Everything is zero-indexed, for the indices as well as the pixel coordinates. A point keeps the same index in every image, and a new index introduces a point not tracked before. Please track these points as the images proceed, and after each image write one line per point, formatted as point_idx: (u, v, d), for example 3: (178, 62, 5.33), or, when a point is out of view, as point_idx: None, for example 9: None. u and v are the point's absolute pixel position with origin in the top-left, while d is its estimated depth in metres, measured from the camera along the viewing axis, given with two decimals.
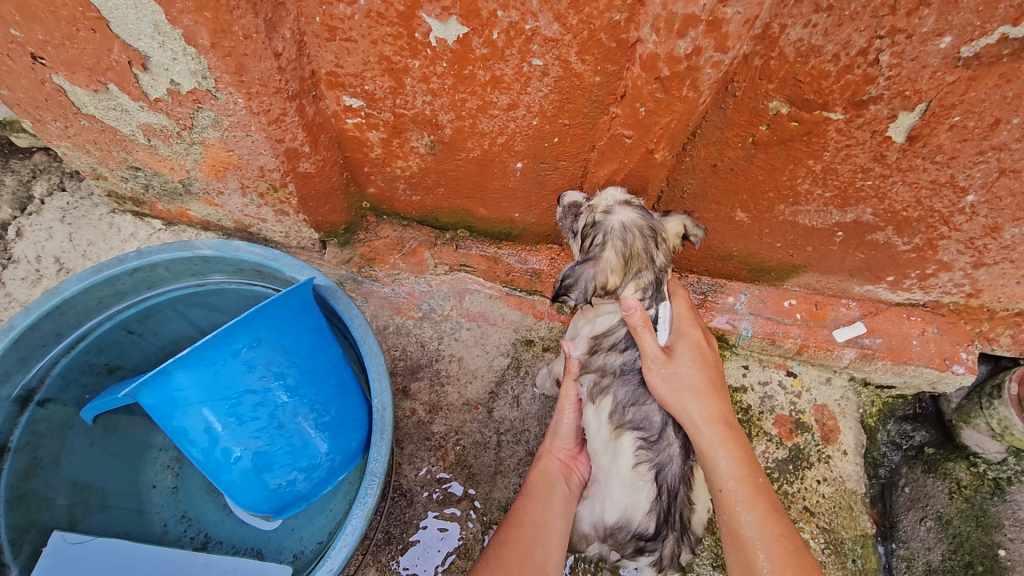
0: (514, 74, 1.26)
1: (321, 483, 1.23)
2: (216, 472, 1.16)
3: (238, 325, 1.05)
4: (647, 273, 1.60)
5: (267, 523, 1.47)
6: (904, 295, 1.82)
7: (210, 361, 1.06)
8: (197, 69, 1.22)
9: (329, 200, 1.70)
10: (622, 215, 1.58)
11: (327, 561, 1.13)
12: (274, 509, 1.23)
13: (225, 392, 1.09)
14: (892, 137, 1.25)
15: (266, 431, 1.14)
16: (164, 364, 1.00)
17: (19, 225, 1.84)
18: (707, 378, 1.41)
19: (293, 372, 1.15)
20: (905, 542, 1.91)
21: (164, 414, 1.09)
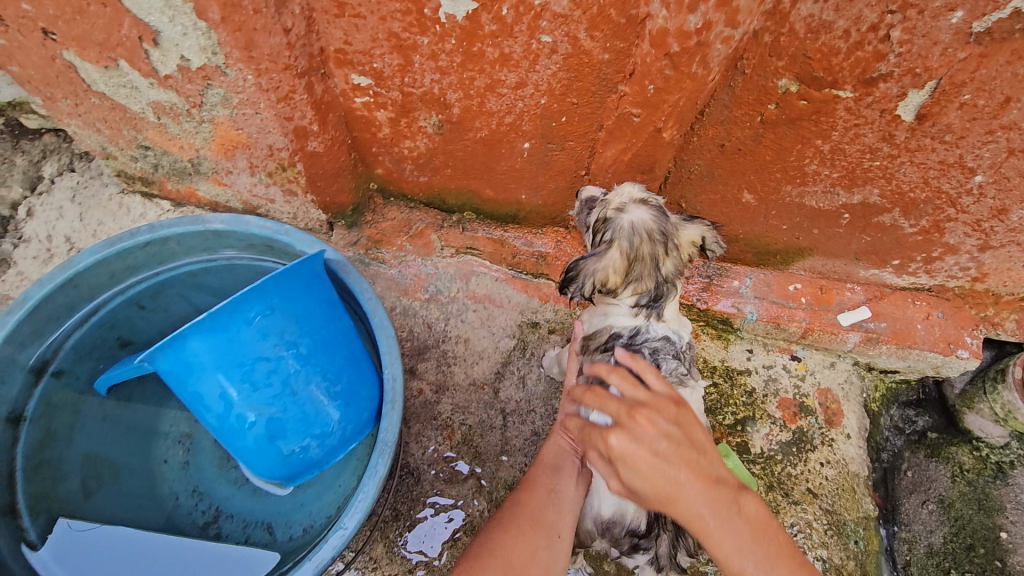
0: (523, 51, 1.26)
1: (333, 450, 1.26)
2: (230, 438, 1.18)
3: (250, 295, 1.06)
4: (649, 278, 1.56)
5: (282, 489, 1.50)
6: (909, 279, 1.83)
7: (225, 329, 1.07)
8: (207, 45, 1.22)
9: (338, 180, 1.71)
10: (633, 213, 1.56)
11: (341, 525, 1.15)
12: (287, 476, 1.25)
13: (239, 358, 1.11)
14: (900, 116, 1.25)
15: (279, 398, 1.16)
16: (180, 330, 1.01)
17: (30, 204, 1.86)
18: (662, 465, 1.07)
19: (305, 342, 1.16)
20: (907, 525, 1.91)
21: (178, 379, 1.10)
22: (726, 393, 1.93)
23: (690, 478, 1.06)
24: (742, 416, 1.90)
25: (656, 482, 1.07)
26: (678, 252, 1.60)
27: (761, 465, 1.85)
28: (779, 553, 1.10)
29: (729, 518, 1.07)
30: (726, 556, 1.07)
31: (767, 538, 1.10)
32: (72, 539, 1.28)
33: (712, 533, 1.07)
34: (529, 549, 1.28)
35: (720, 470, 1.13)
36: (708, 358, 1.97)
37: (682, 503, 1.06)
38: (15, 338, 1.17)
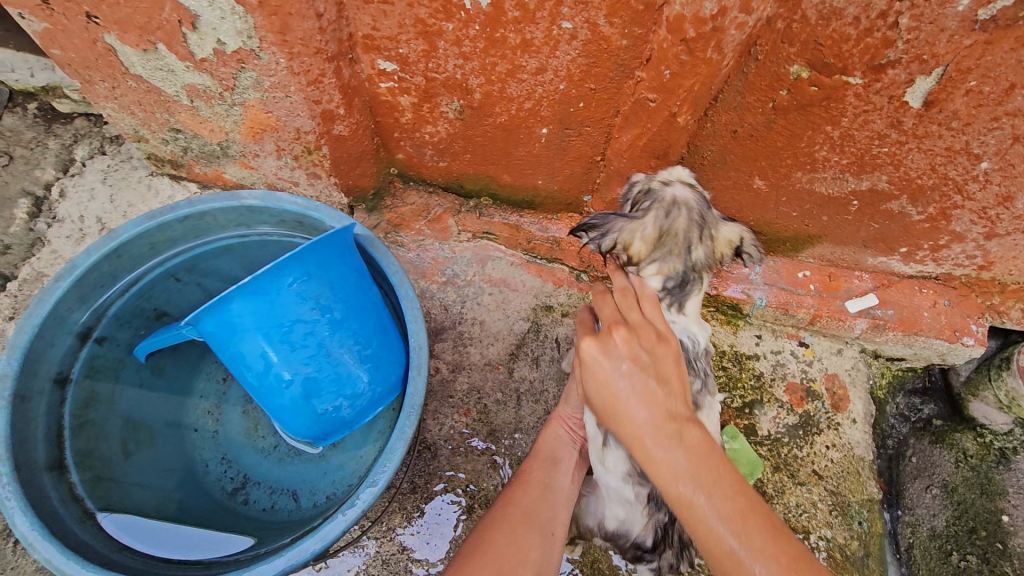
0: (544, 37, 1.31)
1: (363, 411, 1.31)
2: (268, 397, 1.25)
3: (289, 260, 1.12)
4: (676, 259, 1.58)
5: (311, 450, 1.56)
6: (916, 267, 1.87)
7: (266, 291, 1.14)
8: (243, 29, 1.28)
9: (360, 164, 1.77)
10: (680, 191, 1.55)
11: (374, 477, 1.21)
12: (319, 435, 1.32)
13: (278, 320, 1.18)
14: (908, 103, 1.29)
15: (315, 358, 1.22)
16: (225, 291, 1.09)
17: (63, 185, 1.93)
18: (619, 372, 1.16)
19: (339, 307, 1.23)
20: (911, 509, 1.96)
21: (222, 339, 1.18)
22: (734, 376, 1.97)
23: (636, 397, 1.13)
24: (750, 400, 1.95)
25: (608, 395, 1.16)
26: (714, 244, 1.61)
27: (768, 447, 1.90)
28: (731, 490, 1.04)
29: (671, 443, 1.07)
30: (664, 475, 1.06)
31: (716, 474, 1.05)
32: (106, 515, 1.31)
33: (648, 457, 1.09)
34: (522, 549, 1.30)
35: (679, 404, 1.14)
36: (717, 343, 2.02)
37: (629, 417, 1.12)
38: (63, 304, 1.26)
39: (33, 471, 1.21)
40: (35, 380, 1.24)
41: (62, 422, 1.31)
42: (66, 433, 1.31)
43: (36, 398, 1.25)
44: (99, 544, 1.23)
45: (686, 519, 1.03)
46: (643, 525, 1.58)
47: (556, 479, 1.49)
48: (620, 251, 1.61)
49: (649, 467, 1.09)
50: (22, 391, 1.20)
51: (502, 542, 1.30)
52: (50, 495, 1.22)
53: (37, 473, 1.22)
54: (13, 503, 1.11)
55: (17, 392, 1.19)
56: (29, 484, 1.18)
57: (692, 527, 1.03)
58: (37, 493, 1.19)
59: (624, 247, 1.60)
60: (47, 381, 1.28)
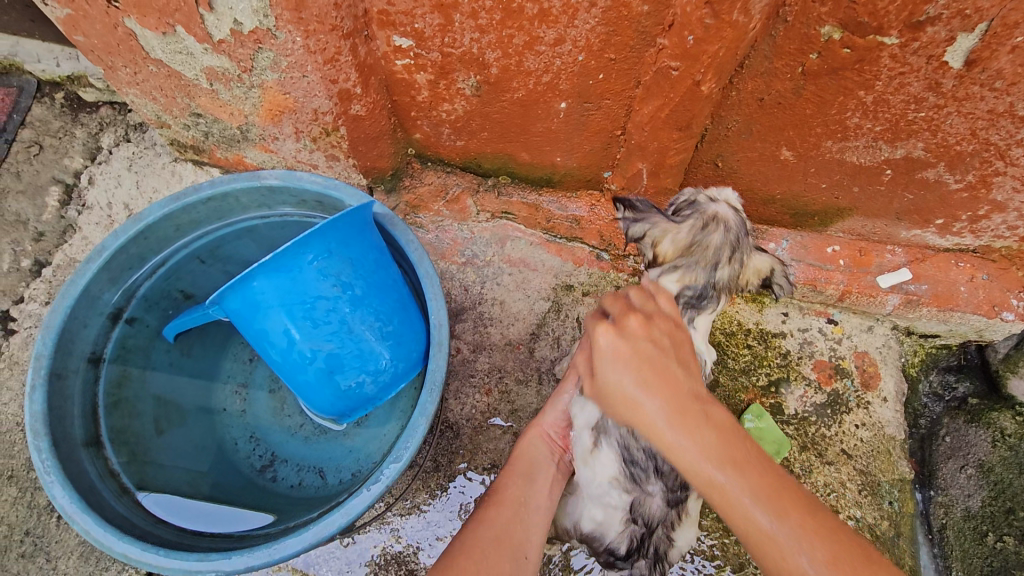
0: (562, 5, 1.28)
1: (386, 387, 1.32)
2: (293, 373, 1.27)
3: (309, 237, 1.13)
4: (698, 271, 1.62)
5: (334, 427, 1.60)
6: (953, 240, 1.80)
7: (288, 268, 1.15)
8: (259, 7, 1.28)
9: (378, 144, 1.77)
10: (723, 209, 1.60)
11: (401, 448, 1.21)
12: (344, 411, 1.33)
13: (300, 297, 1.19)
14: (948, 63, 1.23)
15: (337, 334, 1.24)
16: (248, 269, 1.10)
17: (91, 173, 1.97)
18: (635, 352, 1.14)
19: (359, 284, 1.23)
20: (944, 489, 1.91)
21: (246, 317, 1.20)
22: (760, 354, 1.93)
23: (650, 394, 1.09)
24: (776, 378, 1.91)
25: (621, 389, 1.12)
26: (741, 270, 1.66)
27: (795, 426, 1.87)
28: (769, 479, 1.02)
29: (691, 427, 1.05)
30: (691, 462, 1.03)
31: (743, 461, 1.03)
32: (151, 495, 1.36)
33: (672, 443, 1.05)
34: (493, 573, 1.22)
35: (697, 385, 1.13)
36: (742, 321, 1.97)
37: (645, 409, 1.09)
38: (95, 284, 1.30)
39: (72, 447, 1.25)
40: (71, 359, 1.28)
41: (98, 400, 1.35)
42: (101, 410, 1.36)
43: (72, 376, 1.29)
44: (136, 517, 1.27)
45: (723, 508, 1.01)
46: (619, 531, 1.52)
47: (533, 494, 1.42)
48: (648, 243, 1.64)
49: (672, 455, 1.05)
50: (57, 369, 1.24)
51: (471, 557, 1.23)
52: (89, 470, 1.27)
53: (76, 448, 1.26)
54: (53, 477, 1.16)
55: (52, 370, 1.23)
56: (69, 459, 1.22)
57: (719, 509, 1.02)
58: (77, 468, 1.23)
59: (652, 243, 1.63)
60: (82, 360, 1.32)
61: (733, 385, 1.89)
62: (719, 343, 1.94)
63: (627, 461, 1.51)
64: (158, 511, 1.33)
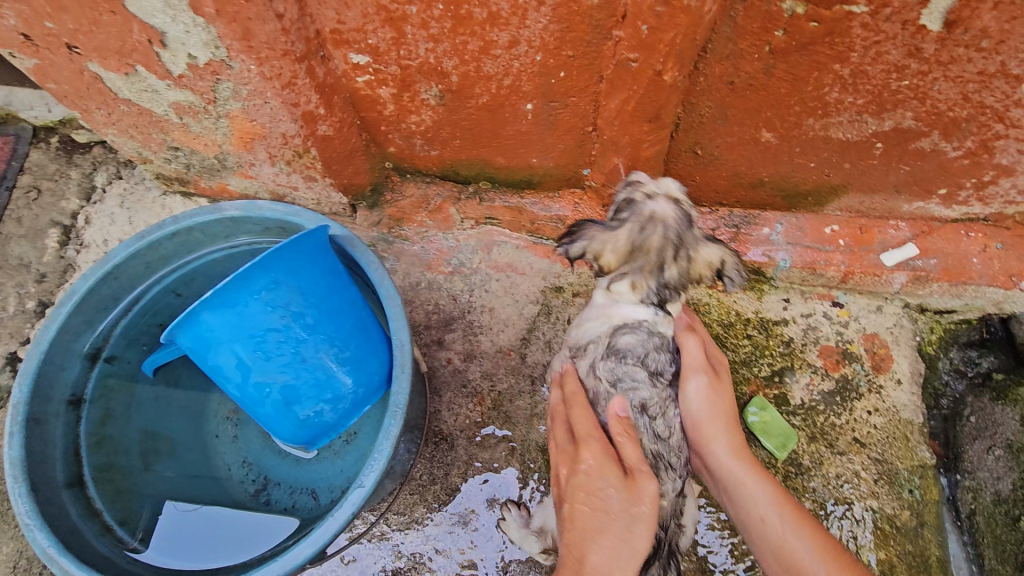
0: (510, 7, 1.24)
1: (346, 414, 1.36)
2: (252, 407, 1.31)
3: (253, 270, 1.15)
4: (647, 275, 1.65)
5: (304, 455, 1.62)
6: (960, 210, 1.70)
7: (234, 303, 1.18)
8: (209, 40, 1.29)
9: (352, 161, 1.76)
10: (661, 207, 1.59)
11: (360, 479, 1.22)
12: (308, 439, 1.37)
13: (250, 330, 1.22)
14: (926, 27, 1.15)
15: (290, 365, 1.27)
16: (192, 306, 1.13)
17: (86, 213, 2.03)
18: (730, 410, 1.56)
19: (311, 312, 1.26)
20: (971, 473, 1.81)
21: (200, 353, 1.24)
22: (761, 343, 1.85)
23: (728, 451, 1.49)
24: (780, 368, 1.83)
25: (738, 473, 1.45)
26: (690, 265, 1.67)
27: (801, 416, 1.79)
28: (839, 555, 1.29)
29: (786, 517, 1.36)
30: (752, 498, 1.41)
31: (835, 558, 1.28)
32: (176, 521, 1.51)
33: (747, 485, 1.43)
34: None
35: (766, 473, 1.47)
36: (740, 311, 1.89)
37: (717, 436, 1.52)
38: (69, 327, 1.34)
39: (54, 490, 1.31)
40: (50, 404, 1.34)
41: (80, 441, 1.41)
42: (84, 450, 1.41)
43: (53, 420, 1.35)
44: (117, 556, 1.35)
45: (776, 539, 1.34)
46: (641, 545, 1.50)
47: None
48: (590, 258, 1.67)
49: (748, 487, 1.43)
50: (35, 414, 1.29)
51: None
52: (71, 511, 1.33)
53: (58, 490, 1.32)
54: (31, 521, 1.20)
55: (31, 416, 1.28)
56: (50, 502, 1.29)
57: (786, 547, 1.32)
58: (58, 510, 1.29)
59: (595, 257, 1.66)
60: (62, 403, 1.37)
61: (733, 377, 1.82)
62: (717, 335, 1.86)
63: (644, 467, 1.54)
64: (162, 547, 1.45)
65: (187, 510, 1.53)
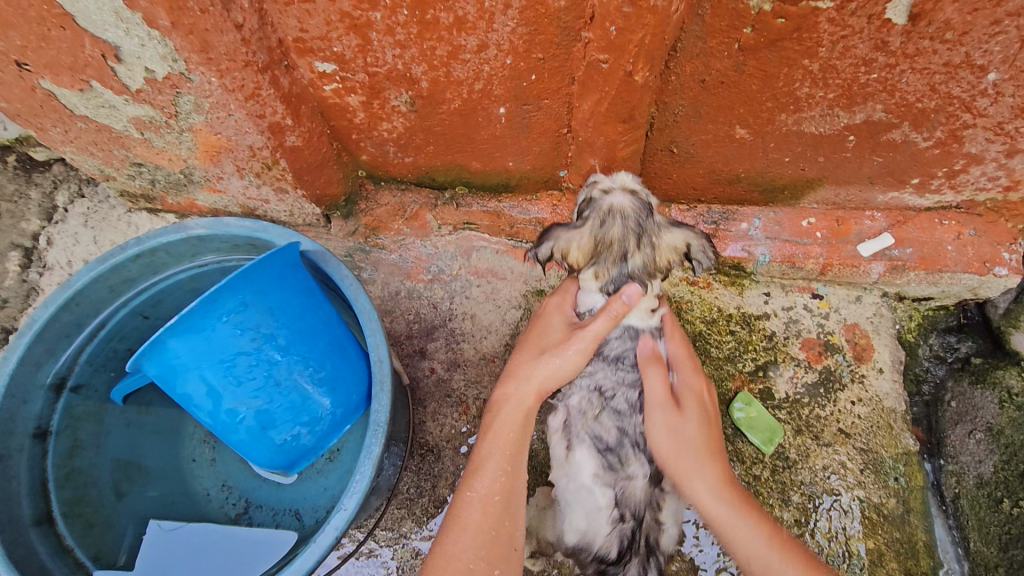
0: (477, 11, 1.22)
1: (325, 435, 1.34)
2: (226, 433, 1.27)
3: (221, 292, 1.12)
4: (614, 266, 1.63)
5: (286, 479, 1.58)
6: (934, 198, 1.72)
7: (202, 328, 1.14)
8: (166, 53, 1.25)
9: (324, 171, 1.71)
10: (618, 199, 1.61)
11: (342, 505, 1.18)
12: (286, 464, 1.35)
13: (219, 355, 1.19)
14: (892, 20, 1.15)
15: (263, 390, 1.24)
16: (158, 334, 1.09)
17: (49, 233, 1.96)
18: (711, 443, 1.43)
19: (283, 333, 1.23)
20: (954, 457, 1.82)
21: (167, 381, 1.20)
22: (744, 339, 1.85)
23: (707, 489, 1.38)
24: (763, 362, 1.83)
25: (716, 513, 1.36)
26: (655, 252, 1.63)
27: (787, 410, 1.79)
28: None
29: (754, 515, 1.35)
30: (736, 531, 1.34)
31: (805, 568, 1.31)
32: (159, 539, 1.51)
33: (721, 519, 1.36)
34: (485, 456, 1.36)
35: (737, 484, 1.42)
36: (722, 307, 1.89)
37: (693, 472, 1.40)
38: (30, 359, 1.28)
39: (19, 529, 1.26)
40: (13, 439, 1.29)
41: (46, 475, 1.36)
42: (52, 484, 1.37)
43: (17, 456, 1.30)
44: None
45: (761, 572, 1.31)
46: (605, 531, 1.56)
47: (512, 468, 1.35)
48: (560, 260, 1.63)
49: (725, 531, 1.34)
50: None
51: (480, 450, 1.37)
52: (40, 549, 1.30)
53: (25, 529, 1.28)
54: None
55: None
56: (15, 543, 1.24)
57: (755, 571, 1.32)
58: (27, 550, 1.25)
59: (562, 256, 1.62)
60: (26, 437, 1.32)
61: (719, 373, 1.82)
62: (701, 332, 1.86)
63: (602, 451, 1.60)
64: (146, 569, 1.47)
65: (167, 530, 1.53)
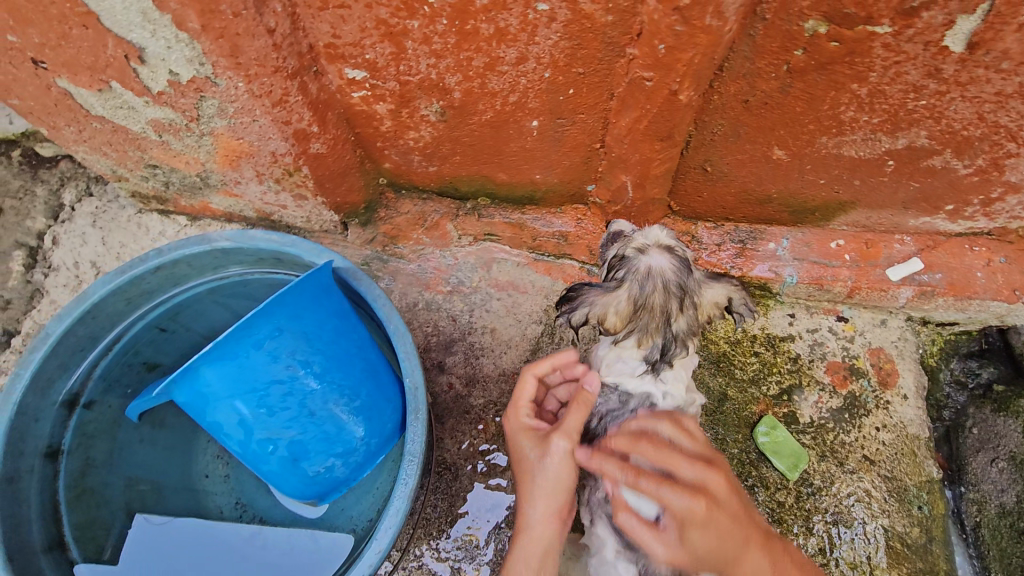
0: (519, 23, 1.17)
1: (358, 467, 1.33)
2: (255, 463, 1.25)
3: (257, 318, 1.11)
4: (654, 332, 1.53)
5: (314, 509, 1.55)
6: (966, 225, 1.69)
7: (235, 355, 1.12)
8: (193, 56, 1.19)
9: (346, 179, 1.66)
10: (656, 259, 1.52)
11: (376, 542, 1.16)
12: (317, 494, 1.33)
13: (252, 384, 1.16)
14: (948, 48, 1.11)
15: (297, 420, 1.22)
16: (191, 362, 1.06)
17: (55, 232, 1.89)
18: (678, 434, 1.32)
19: (318, 360, 1.21)
20: (976, 485, 1.80)
21: (196, 409, 1.16)
22: (769, 361, 1.82)
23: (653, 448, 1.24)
24: (788, 386, 1.80)
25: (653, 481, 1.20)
26: (698, 310, 1.58)
27: (811, 435, 1.76)
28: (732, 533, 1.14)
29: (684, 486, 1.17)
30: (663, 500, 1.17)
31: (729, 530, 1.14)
32: (144, 539, 1.44)
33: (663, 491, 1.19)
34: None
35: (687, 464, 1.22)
36: (747, 327, 1.85)
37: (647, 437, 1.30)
38: (43, 375, 1.25)
39: (29, 555, 1.23)
40: (23, 460, 1.25)
41: (58, 496, 1.33)
42: (63, 505, 1.34)
43: (27, 476, 1.26)
44: None
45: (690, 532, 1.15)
46: None
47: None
48: (595, 324, 1.60)
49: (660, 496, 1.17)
50: (7, 473, 1.21)
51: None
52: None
53: (35, 555, 1.25)
54: None
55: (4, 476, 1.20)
56: (27, 569, 1.21)
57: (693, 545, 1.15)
58: None
59: (598, 321, 1.59)
60: (37, 457, 1.28)
61: (743, 397, 1.78)
62: (725, 353, 1.83)
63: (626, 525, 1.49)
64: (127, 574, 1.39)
65: (157, 527, 1.46)
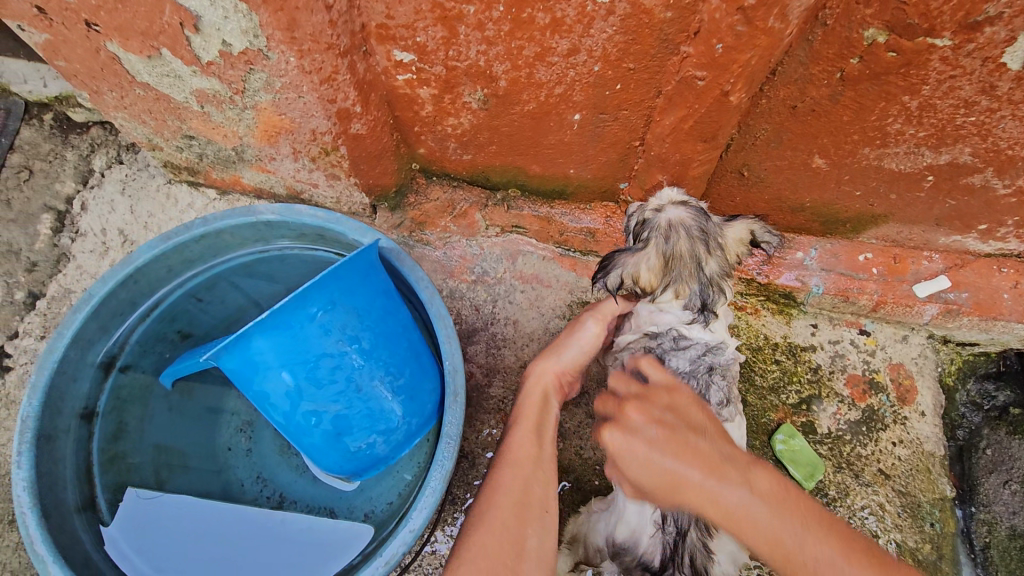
0: (577, 14, 1.17)
1: (398, 446, 1.32)
2: (298, 435, 1.27)
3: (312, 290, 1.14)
4: (690, 279, 1.58)
5: (344, 484, 1.57)
6: (996, 246, 1.68)
7: (289, 325, 1.15)
8: (249, 27, 1.19)
9: (380, 162, 1.66)
10: (673, 212, 1.58)
11: (410, 522, 1.19)
12: (353, 471, 1.34)
13: (303, 356, 1.18)
14: (1006, 65, 1.11)
15: (344, 395, 1.23)
16: (246, 329, 1.09)
17: (83, 198, 1.89)
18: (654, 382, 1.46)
19: (366, 336, 1.23)
20: (987, 506, 1.78)
21: (245, 377, 1.19)
22: (789, 369, 1.82)
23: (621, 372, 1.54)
24: (807, 395, 1.80)
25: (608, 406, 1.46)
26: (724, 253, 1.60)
27: (828, 446, 1.77)
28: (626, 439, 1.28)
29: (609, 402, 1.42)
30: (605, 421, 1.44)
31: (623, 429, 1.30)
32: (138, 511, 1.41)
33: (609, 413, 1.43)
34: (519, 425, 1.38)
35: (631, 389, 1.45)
36: (769, 335, 1.85)
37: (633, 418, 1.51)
38: (83, 336, 1.29)
39: (64, 514, 1.24)
40: (61, 419, 1.27)
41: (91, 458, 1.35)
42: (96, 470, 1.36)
43: (62, 436, 1.28)
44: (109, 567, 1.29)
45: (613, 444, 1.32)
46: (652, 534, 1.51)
47: (547, 434, 1.39)
48: (631, 287, 1.61)
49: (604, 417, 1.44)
50: (45, 431, 1.23)
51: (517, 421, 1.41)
52: (83, 538, 1.27)
53: (69, 514, 1.26)
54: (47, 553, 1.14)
55: (41, 433, 1.21)
56: (60, 529, 1.22)
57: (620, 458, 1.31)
58: (70, 537, 1.23)
59: (632, 281, 1.59)
60: (73, 418, 1.31)
61: (762, 403, 1.79)
62: (746, 360, 1.83)
63: None
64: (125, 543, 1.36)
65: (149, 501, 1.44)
